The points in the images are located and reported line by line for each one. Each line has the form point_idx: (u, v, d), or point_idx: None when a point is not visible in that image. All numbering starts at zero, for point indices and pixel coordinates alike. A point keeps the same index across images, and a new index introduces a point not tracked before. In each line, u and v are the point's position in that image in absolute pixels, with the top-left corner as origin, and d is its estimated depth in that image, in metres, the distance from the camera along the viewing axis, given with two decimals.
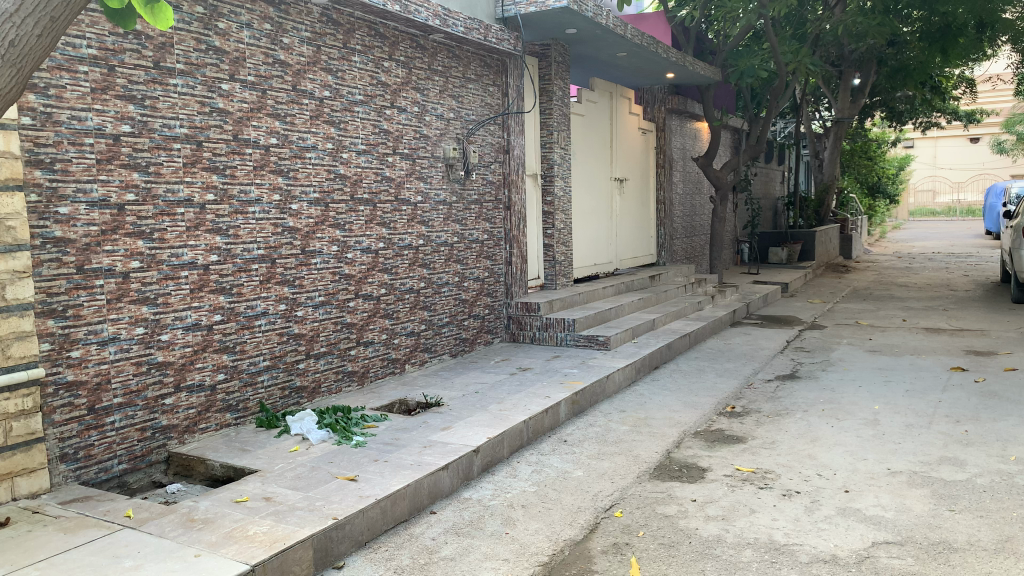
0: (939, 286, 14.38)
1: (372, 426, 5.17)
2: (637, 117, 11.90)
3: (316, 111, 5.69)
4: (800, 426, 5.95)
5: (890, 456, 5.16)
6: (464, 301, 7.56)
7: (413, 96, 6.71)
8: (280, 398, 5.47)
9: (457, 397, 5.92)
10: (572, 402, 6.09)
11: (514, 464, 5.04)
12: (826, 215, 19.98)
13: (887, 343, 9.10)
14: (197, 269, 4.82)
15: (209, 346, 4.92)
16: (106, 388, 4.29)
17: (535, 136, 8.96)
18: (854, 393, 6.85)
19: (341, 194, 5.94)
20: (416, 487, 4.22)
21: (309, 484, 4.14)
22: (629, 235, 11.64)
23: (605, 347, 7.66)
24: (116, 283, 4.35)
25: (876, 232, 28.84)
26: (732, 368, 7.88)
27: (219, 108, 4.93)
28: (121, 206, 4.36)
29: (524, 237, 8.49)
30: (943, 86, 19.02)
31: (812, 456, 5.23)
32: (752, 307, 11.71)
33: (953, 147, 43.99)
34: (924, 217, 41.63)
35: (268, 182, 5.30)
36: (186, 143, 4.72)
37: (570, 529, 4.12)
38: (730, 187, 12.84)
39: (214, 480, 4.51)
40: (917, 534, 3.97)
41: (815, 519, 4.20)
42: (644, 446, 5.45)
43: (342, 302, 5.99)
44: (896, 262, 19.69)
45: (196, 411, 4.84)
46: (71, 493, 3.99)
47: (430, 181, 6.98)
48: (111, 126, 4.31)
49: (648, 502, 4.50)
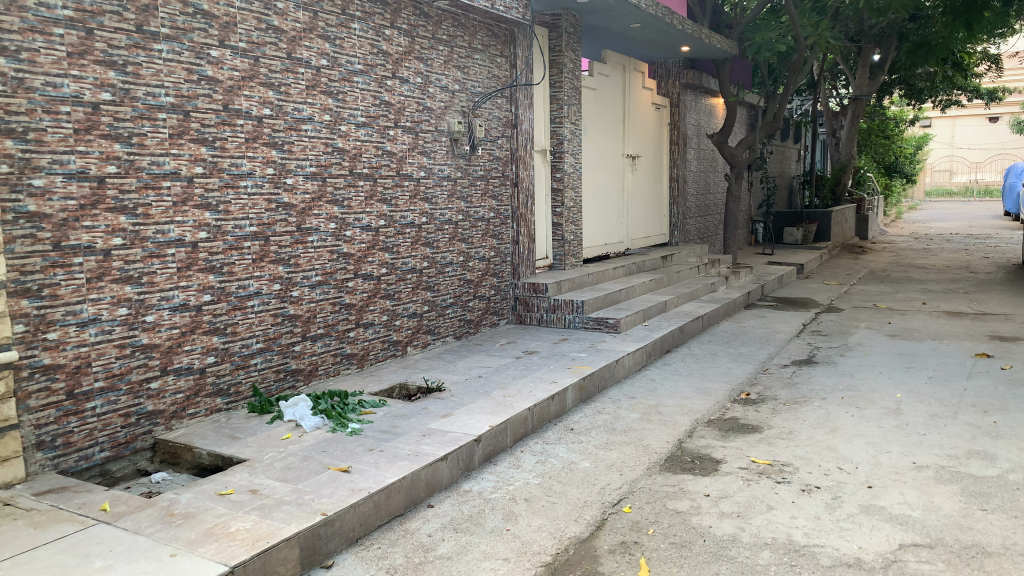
0: (959, 268, 13.99)
1: (369, 413, 4.93)
2: (650, 92, 11.52)
3: (313, 81, 5.40)
4: (819, 414, 5.68)
5: (915, 449, 4.89)
6: (469, 282, 7.30)
7: (416, 66, 6.42)
8: (275, 381, 5.25)
9: (459, 382, 5.68)
10: (580, 387, 5.83)
11: (518, 454, 4.80)
12: (843, 195, 19.53)
13: (907, 327, 8.80)
14: (185, 246, 4.57)
15: (198, 328, 4.68)
16: (86, 371, 4.06)
17: (544, 110, 8.63)
18: (875, 380, 6.57)
19: (339, 168, 5.67)
20: (413, 479, 3.98)
21: (299, 476, 3.90)
22: (640, 214, 11.30)
23: (615, 331, 7.39)
24: (96, 261, 4.10)
25: (893, 212, 28.36)
26: (746, 353, 7.60)
27: (208, 76, 4.66)
28: (101, 178, 4.10)
29: (532, 215, 8.20)
30: (967, 63, 18.37)
31: (832, 448, 4.95)
32: (767, 288, 11.41)
33: (972, 127, 43.25)
34: (940, 196, 41.07)
35: (261, 155, 5.04)
36: (172, 113, 4.46)
37: (575, 526, 3.88)
38: (746, 165, 12.47)
39: (201, 469, 4.29)
40: (947, 536, 3.71)
41: (837, 517, 3.94)
42: (655, 435, 5.20)
43: (340, 283, 5.74)
44: (913, 243, 19.30)
45: (184, 396, 4.61)
46: (46, 484, 3.77)
47: (433, 156, 6.69)
48: (90, 94, 4.04)
49: (659, 496, 4.25)
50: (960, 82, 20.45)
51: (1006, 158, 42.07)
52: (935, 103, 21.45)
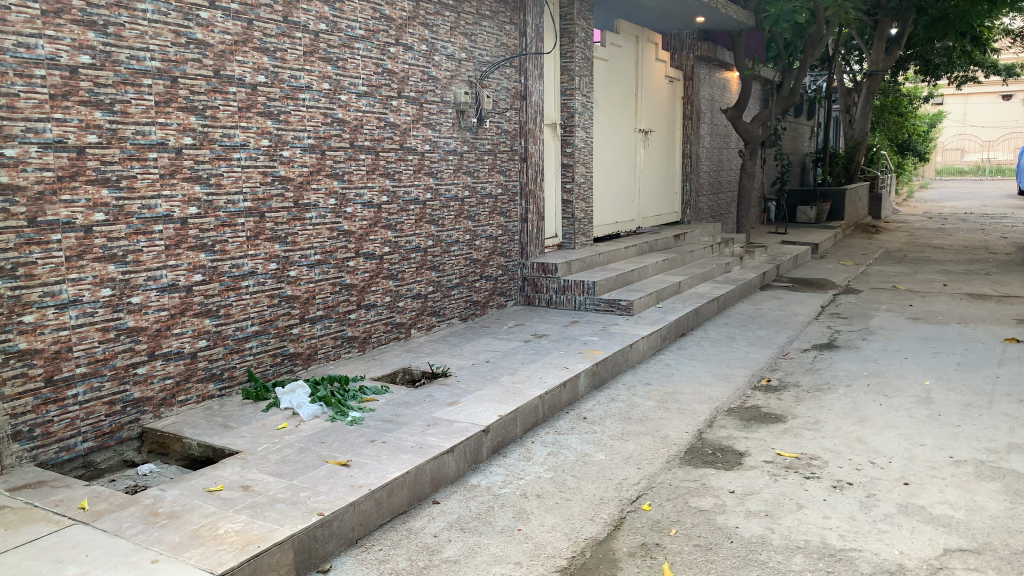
0: (978, 249, 13.61)
1: (370, 400, 4.65)
2: (663, 64, 11.13)
3: (311, 46, 5.07)
4: (845, 403, 5.39)
5: (951, 442, 4.59)
6: (475, 261, 6.99)
7: (420, 33, 6.07)
8: (271, 366, 4.97)
9: (466, 367, 5.39)
10: (593, 373, 5.54)
11: (528, 445, 4.52)
12: (856, 172, 19.09)
13: (929, 310, 8.47)
14: (173, 223, 4.27)
15: (188, 310, 4.39)
16: (66, 356, 3.78)
17: (554, 82, 8.28)
18: (900, 365, 6.27)
19: (339, 140, 5.35)
20: (417, 474, 3.70)
21: (295, 471, 3.62)
22: (652, 191, 10.96)
23: (627, 313, 7.09)
24: (76, 238, 3.81)
25: (904, 191, 27.85)
26: (765, 336, 7.29)
27: (197, 39, 4.33)
28: (80, 148, 3.79)
29: (541, 191, 7.88)
30: (986, 37, 17.78)
31: (862, 440, 4.66)
32: (782, 268, 11.10)
33: (985, 105, 42.52)
34: (951, 175, 40.54)
35: (255, 126, 4.72)
36: (158, 79, 4.13)
37: (591, 525, 3.60)
38: (762, 141, 12.09)
39: (191, 461, 4.02)
40: (995, 540, 3.43)
41: (874, 518, 3.66)
42: (672, 425, 4.91)
43: (340, 262, 5.44)
44: (928, 223, 18.88)
45: (174, 382, 4.34)
46: (22, 479, 3.51)
47: (439, 129, 6.36)
48: (67, 57, 3.72)
49: (680, 493, 3.96)
50: (978, 57, 19.86)
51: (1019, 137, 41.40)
52: (951, 80, 20.91)
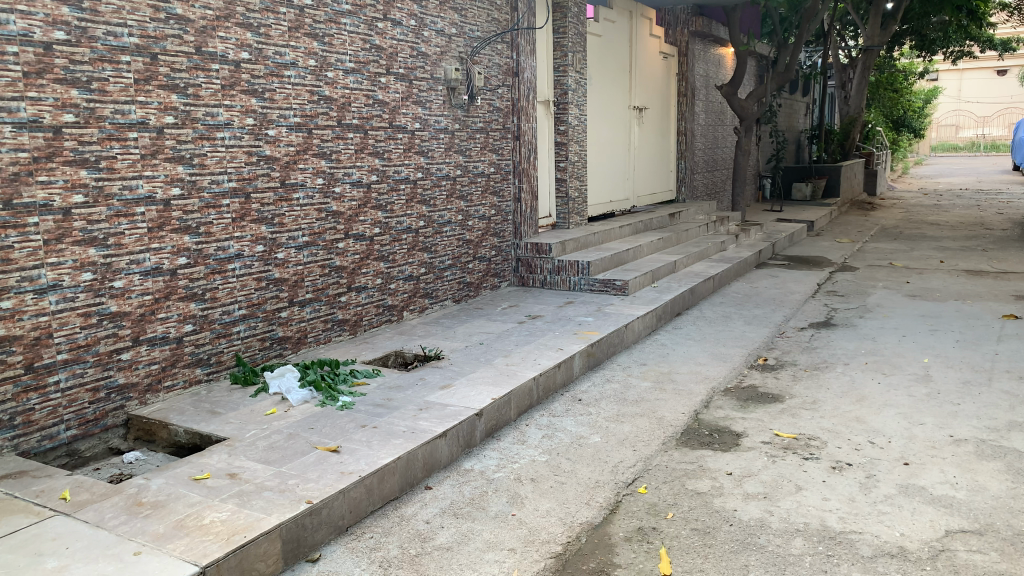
0: (973, 225, 13.53)
1: (362, 384, 4.56)
2: (657, 40, 10.98)
3: (295, 22, 4.93)
4: (842, 381, 5.33)
5: (951, 421, 4.53)
6: (468, 242, 6.89)
7: (409, 8, 5.93)
8: (260, 351, 4.87)
9: (458, 350, 5.31)
10: (588, 354, 5.47)
11: (523, 428, 4.45)
12: (852, 149, 18.96)
13: (925, 286, 8.39)
14: (155, 204, 4.15)
15: (173, 294, 4.28)
16: (47, 343, 3.69)
17: (547, 58, 8.14)
18: (898, 343, 6.21)
19: (326, 119, 5.22)
20: (409, 459, 3.62)
21: (283, 457, 3.54)
22: (647, 169, 10.84)
23: (622, 293, 7.00)
24: (54, 221, 3.70)
25: (899, 168, 27.75)
26: (761, 315, 7.22)
27: (177, 14, 4.19)
28: (57, 128, 3.67)
29: (534, 170, 7.77)
30: (983, 11, 17.61)
31: (861, 420, 4.60)
32: (778, 247, 11.01)
33: (981, 80, 42.29)
34: (945, 152, 40.53)
35: (239, 104, 4.59)
36: (137, 56, 4.00)
37: (587, 509, 3.53)
38: (757, 118, 11.95)
39: (178, 448, 3.93)
40: (997, 520, 3.37)
41: (874, 499, 3.60)
42: (669, 406, 4.84)
43: (330, 244, 5.34)
44: (923, 199, 18.78)
45: (160, 367, 4.24)
46: (3, 468, 3.42)
47: (429, 106, 6.23)
48: (41, 33, 3.59)
49: (677, 475, 3.90)
50: (974, 32, 19.68)
51: (1014, 113, 41.28)
52: (947, 54, 20.75)
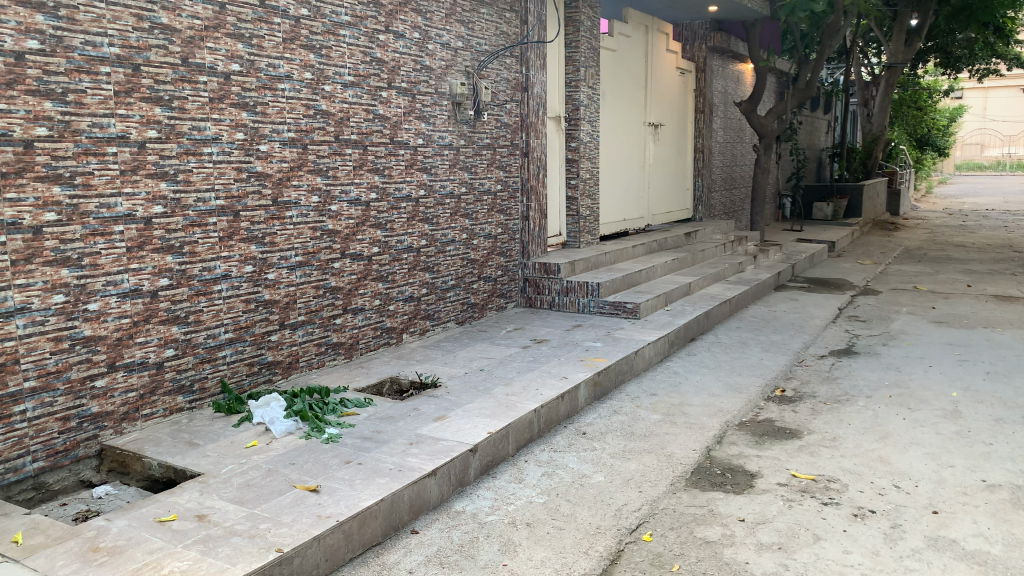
0: (1002, 248, 13.09)
1: (352, 414, 4.31)
2: (674, 55, 10.74)
3: (291, 33, 4.73)
4: (865, 416, 5.00)
5: (983, 463, 4.21)
6: (472, 262, 6.65)
7: (413, 19, 5.72)
8: (247, 376, 4.64)
9: (457, 377, 5.05)
10: (594, 383, 5.18)
11: (521, 465, 4.18)
12: (874, 168, 18.57)
13: (952, 312, 8.04)
14: (136, 223, 3.94)
15: (153, 317, 4.06)
16: (12, 369, 3.47)
17: (558, 73, 7.91)
18: (924, 374, 5.87)
19: (323, 134, 5.00)
20: (393, 501, 3.35)
21: (258, 497, 3.29)
22: (662, 187, 10.56)
23: (633, 316, 6.72)
24: (23, 240, 3.49)
25: (923, 187, 27.26)
26: (779, 341, 6.90)
27: (162, 24, 3.99)
28: (28, 142, 3.47)
29: (543, 187, 7.52)
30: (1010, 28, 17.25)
31: (885, 460, 4.28)
32: (797, 268, 10.68)
33: (1006, 98, 41.67)
34: (970, 170, 39.91)
35: (228, 118, 4.38)
36: (118, 67, 3.80)
37: (585, 560, 3.24)
38: (777, 136, 11.64)
39: (152, 482, 3.69)
40: None
41: (899, 554, 3.28)
42: (679, 442, 4.54)
43: (324, 264, 5.10)
44: (949, 220, 18.32)
45: (137, 395, 4.01)
46: None
47: (433, 122, 6.02)
48: (12, 42, 3.39)
49: (684, 521, 3.60)
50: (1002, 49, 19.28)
51: None
52: (975, 71, 20.35)
